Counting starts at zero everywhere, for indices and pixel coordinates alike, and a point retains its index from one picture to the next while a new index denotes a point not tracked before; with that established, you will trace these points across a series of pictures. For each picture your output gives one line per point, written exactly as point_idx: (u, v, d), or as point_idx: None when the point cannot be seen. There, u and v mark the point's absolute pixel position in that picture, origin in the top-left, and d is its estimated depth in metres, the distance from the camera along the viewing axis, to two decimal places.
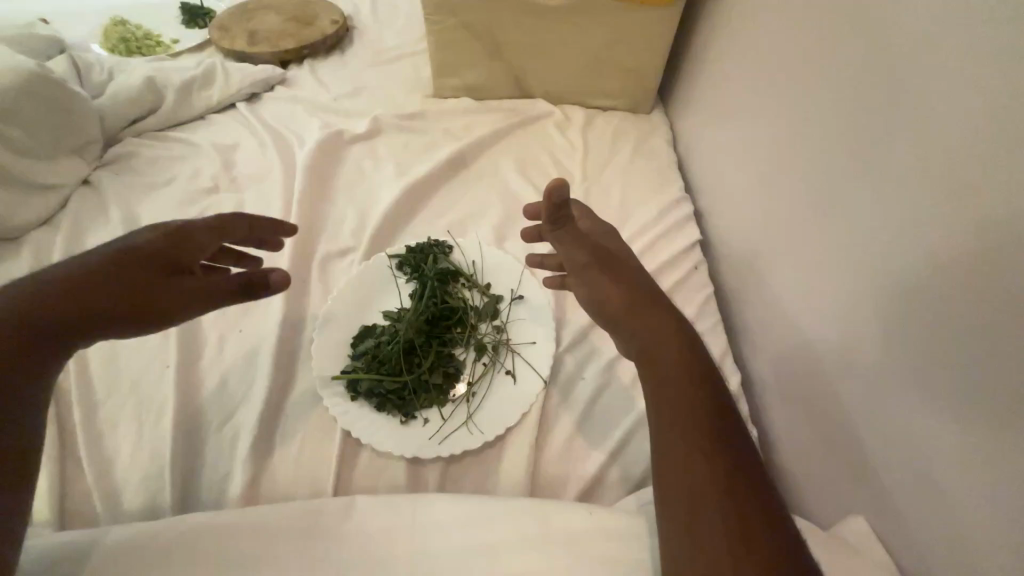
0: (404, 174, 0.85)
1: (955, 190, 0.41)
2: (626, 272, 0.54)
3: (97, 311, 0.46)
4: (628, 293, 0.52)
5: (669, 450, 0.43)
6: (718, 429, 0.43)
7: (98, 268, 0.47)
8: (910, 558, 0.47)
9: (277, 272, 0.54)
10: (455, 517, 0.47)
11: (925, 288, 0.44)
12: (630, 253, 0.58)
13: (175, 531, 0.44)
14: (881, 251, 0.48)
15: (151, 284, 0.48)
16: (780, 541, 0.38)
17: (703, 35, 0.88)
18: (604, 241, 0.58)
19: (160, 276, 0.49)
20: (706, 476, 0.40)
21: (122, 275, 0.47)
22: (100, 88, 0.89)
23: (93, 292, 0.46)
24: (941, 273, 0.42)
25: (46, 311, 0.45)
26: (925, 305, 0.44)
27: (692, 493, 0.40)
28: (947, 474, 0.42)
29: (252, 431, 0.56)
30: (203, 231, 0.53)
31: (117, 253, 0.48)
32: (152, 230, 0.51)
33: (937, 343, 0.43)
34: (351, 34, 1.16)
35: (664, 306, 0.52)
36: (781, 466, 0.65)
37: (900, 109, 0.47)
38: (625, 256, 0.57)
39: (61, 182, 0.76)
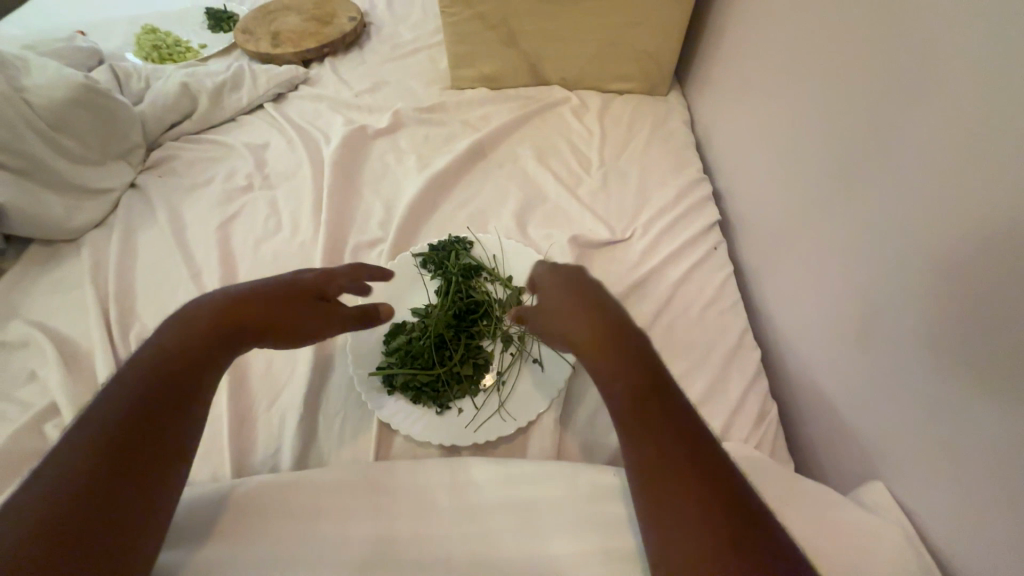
0: (427, 165, 0.87)
1: (970, 141, 0.41)
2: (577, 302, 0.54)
3: (246, 322, 0.53)
4: (582, 324, 0.51)
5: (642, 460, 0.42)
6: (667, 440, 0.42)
7: (266, 290, 0.56)
8: (937, 528, 0.44)
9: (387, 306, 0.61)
10: (491, 477, 0.49)
11: (951, 245, 0.42)
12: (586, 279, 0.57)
13: (235, 495, 0.47)
14: (908, 209, 0.47)
15: (290, 310, 0.55)
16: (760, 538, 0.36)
17: (718, 10, 0.87)
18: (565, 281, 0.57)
19: (303, 302, 0.56)
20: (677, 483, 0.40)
21: (279, 296, 0.55)
22: (139, 96, 0.93)
23: (250, 308, 0.54)
24: (970, 227, 0.41)
25: (211, 324, 0.52)
26: (950, 264, 0.42)
27: (670, 500, 0.40)
28: (967, 430, 0.41)
29: (299, 410, 0.59)
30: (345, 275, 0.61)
31: (282, 283, 0.57)
32: (311, 271, 0.61)
33: (962, 301, 0.41)
34: (368, 30, 1.18)
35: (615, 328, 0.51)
36: (798, 441, 0.63)
37: (921, 62, 0.45)
38: (580, 286, 0.56)
39: (111, 186, 0.81)
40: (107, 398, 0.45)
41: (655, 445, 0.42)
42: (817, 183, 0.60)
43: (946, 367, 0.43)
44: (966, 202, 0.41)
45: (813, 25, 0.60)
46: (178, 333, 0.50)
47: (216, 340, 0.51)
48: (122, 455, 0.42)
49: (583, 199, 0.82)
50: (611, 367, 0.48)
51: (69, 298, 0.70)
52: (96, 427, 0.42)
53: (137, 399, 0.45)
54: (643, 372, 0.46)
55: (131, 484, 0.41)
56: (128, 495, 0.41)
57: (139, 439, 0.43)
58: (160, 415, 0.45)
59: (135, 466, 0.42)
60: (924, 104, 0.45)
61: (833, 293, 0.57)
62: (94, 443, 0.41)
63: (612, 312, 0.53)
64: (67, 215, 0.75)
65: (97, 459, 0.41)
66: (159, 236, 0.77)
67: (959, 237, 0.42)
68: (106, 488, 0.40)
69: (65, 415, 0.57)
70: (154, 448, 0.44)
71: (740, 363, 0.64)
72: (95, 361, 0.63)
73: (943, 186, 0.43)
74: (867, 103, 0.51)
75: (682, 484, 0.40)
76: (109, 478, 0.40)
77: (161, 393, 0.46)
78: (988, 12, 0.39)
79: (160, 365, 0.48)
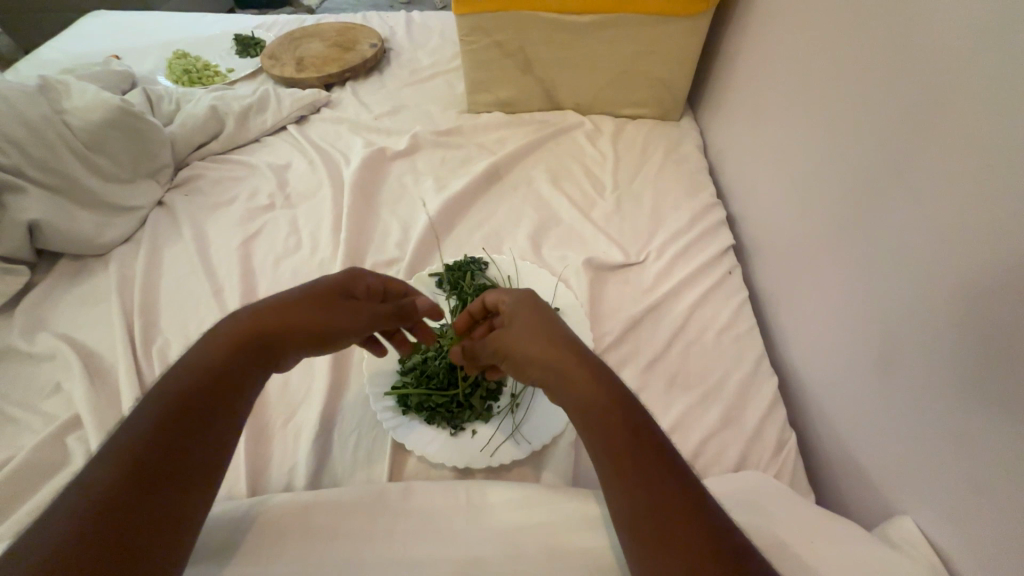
0: (444, 187, 0.89)
1: (979, 172, 0.42)
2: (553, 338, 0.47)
3: (285, 332, 0.51)
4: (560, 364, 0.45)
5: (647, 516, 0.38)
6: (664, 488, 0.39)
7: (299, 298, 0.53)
8: (966, 561, 0.43)
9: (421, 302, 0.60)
10: (509, 500, 0.49)
11: (984, 276, 0.41)
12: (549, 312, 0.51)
13: (255, 512, 0.47)
14: (934, 237, 0.46)
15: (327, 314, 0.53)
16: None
17: (731, 40, 0.89)
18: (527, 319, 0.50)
19: (339, 305, 0.54)
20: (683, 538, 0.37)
21: (314, 302, 0.53)
22: (170, 117, 0.97)
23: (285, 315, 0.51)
24: (1001, 256, 0.40)
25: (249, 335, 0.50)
26: (984, 294, 0.41)
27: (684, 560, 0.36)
28: (990, 458, 0.40)
29: (314, 428, 0.60)
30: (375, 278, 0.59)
31: (313, 290, 0.54)
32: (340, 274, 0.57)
33: (995, 332, 0.40)
34: (388, 56, 1.22)
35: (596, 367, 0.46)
36: (819, 470, 0.61)
37: (931, 97, 0.46)
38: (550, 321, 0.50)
39: (139, 203, 0.83)
40: (132, 418, 0.42)
41: (646, 500, 0.39)
42: (835, 208, 0.60)
43: (965, 392, 0.42)
44: (997, 231, 0.40)
45: (832, 55, 0.61)
46: (212, 346, 0.48)
47: (247, 360, 0.49)
48: (151, 473, 0.40)
49: (598, 222, 0.83)
50: (599, 410, 0.43)
51: (96, 312, 0.72)
52: (119, 448, 0.40)
53: (172, 414, 0.43)
54: (626, 416, 0.42)
55: (159, 511, 0.39)
56: (153, 523, 0.38)
57: (169, 456, 0.41)
58: (192, 432, 0.43)
59: (163, 489, 0.40)
60: (950, 130, 0.44)
61: (852, 316, 0.57)
62: (119, 465, 0.39)
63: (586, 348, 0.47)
64: (97, 231, 0.77)
65: (122, 483, 0.38)
66: (183, 252, 0.79)
67: (990, 267, 0.41)
68: (129, 516, 0.37)
69: (87, 428, 0.58)
70: (180, 471, 0.41)
71: (756, 390, 0.63)
72: (118, 374, 0.64)
73: (974, 213, 0.42)
74: (886, 131, 0.52)
75: (670, 536, 0.37)
76: (135, 503, 0.38)
77: (198, 407, 0.44)
78: (1014, 41, 0.39)
79: (191, 384, 0.45)
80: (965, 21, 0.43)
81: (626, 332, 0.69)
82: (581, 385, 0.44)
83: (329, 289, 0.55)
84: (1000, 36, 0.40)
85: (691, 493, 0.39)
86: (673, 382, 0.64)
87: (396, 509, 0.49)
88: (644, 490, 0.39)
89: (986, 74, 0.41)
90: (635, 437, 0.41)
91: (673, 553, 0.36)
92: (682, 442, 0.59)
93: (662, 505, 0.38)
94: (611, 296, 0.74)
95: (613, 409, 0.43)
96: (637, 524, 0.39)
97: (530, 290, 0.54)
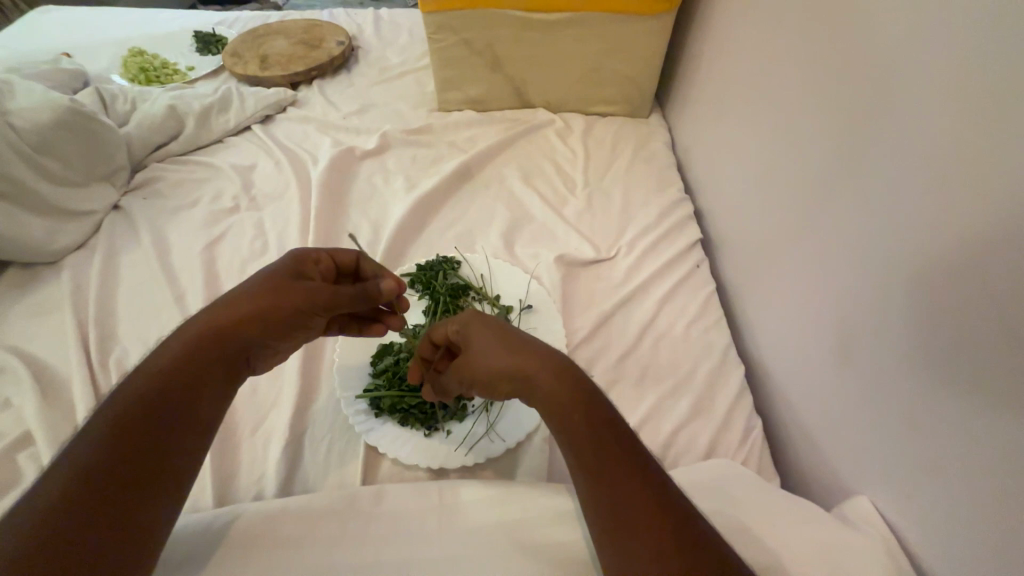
0: (414, 186, 0.88)
1: (920, 167, 0.44)
2: (516, 356, 0.46)
3: (239, 323, 0.48)
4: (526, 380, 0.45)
5: (613, 509, 0.39)
6: (628, 481, 0.40)
7: (248, 288, 0.50)
8: (917, 536, 0.45)
9: (387, 280, 0.57)
10: (483, 498, 0.49)
11: (931, 268, 0.43)
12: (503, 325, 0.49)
13: (221, 524, 0.46)
14: (886, 228, 0.48)
15: (280, 297, 0.50)
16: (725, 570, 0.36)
17: (695, 38, 0.91)
18: (482, 342, 0.48)
19: (291, 288, 0.51)
20: (646, 531, 0.38)
21: (265, 288, 0.50)
22: (125, 117, 0.93)
23: (236, 305, 0.49)
24: (947, 249, 0.41)
25: (206, 333, 0.47)
26: (929, 283, 0.43)
27: (646, 550, 0.37)
28: (936, 437, 0.43)
29: (284, 434, 0.58)
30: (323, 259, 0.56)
31: (264, 276, 0.52)
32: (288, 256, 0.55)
33: (939, 319, 0.42)
34: (356, 53, 1.20)
35: (561, 369, 0.45)
36: (785, 454, 0.64)
37: (879, 96, 0.48)
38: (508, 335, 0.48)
39: (93, 208, 0.80)
40: (84, 431, 0.41)
41: (610, 494, 0.40)
42: (797, 202, 0.62)
43: (915, 376, 0.45)
44: (942, 225, 0.42)
45: (791, 54, 0.62)
46: (171, 348, 0.46)
47: (207, 361, 0.46)
48: (107, 486, 0.38)
49: (569, 219, 0.84)
50: (564, 409, 0.43)
51: (47, 323, 0.68)
52: (71, 463, 0.39)
53: (131, 422, 0.41)
54: (590, 414, 0.43)
55: (111, 528, 0.37)
56: (107, 539, 0.37)
57: (127, 468, 0.40)
58: (152, 440, 0.41)
59: (118, 502, 0.38)
60: (899, 127, 0.46)
61: (813, 306, 0.59)
62: (69, 481, 0.38)
63: (550, 350, 0.47)
64: (47, 238, 0.74)
65: (71, 498, 0.37)
66: (142, 258, 0.76)
67: (937, 259, 0.42)
68: (78, 535, 0.36)
69: (40, 444, 0.56)
70: (136, 482, 0.40)
71: (725, 379, 0.65)
72: (72, 387, 0.61)
73: (921, 210, 0.44)
74: (841, 128, 0.54)
75: (634, 527, 0.38)
76: (85, 518, 0.37)
77: (157, 414, 0.43)
78: (953, 42, 0.41)
79: (146, 392, 0.43)
80: (910, 20, 0.45)
81: (598, 328, 0.70)
82: (543, 390, 0.44)
83: (280, 274, 0.52)
84: (941, 35, 0.42)
85: (656, 485, 0.40)
86: (645, 374, 0.65)
87: (368, 514, 0.48)
88: (611, 488, 0.40)
89: (930, 71, 0.43)
90: (600, 433, 0.42)
91: (636, 543, 0.38)
92: (654, 433, 0.60)
93: (628, 503, 0.39)
94: (583, 293, 0.74)
95: (580, 408, 0.43)
96: (602, 521, 0.39)
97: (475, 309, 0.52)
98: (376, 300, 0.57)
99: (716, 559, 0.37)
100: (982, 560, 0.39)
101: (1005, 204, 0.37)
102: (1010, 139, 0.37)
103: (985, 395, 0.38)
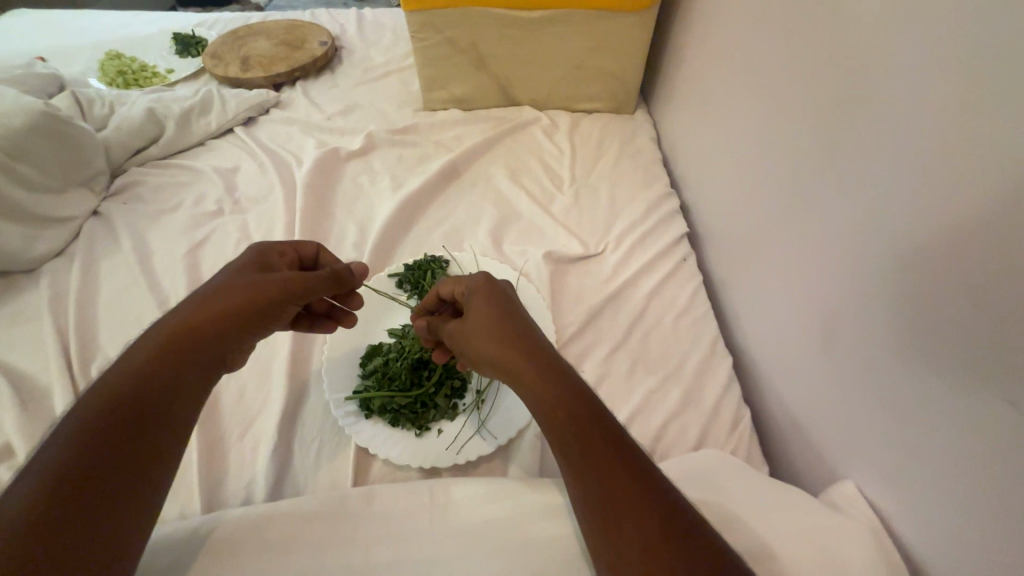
0: (401, 186, 0.87)
1: (900, 158, 0.45)
2: (508, 325, 0.48)
3: (215, 317, 0.49)
4: (506, 348, 0.46)
5: (599, 494, 0.40)
6: (613, 466, 0.40)
7: (219, 283, 0.52)
8: (901, 517, 0.46)
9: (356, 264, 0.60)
10: (475, 495, 0.49)
11: (913, 251, 0.44)
12: (511, 300, 0.51)
13: (209, 530, 0.45)
14: (867, 219, 0.48)
15: (253, 287, 0.52)
16: (710, 552, 0.37)
17: (678, 35, 0.92)
18: (486, 304, 0.50)
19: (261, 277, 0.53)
20: (632, 515, 0.38)
21: (235, 282, 0.52)
22: (103, 121, 0.91)
23: (211, 297, 0.50)
24: (930, 232, 0.42)
25: (188, 330, 0.47)
26: (911, 269, 0.44)
27: (631, 532, 0.38)
28: (920, 420, 0.43)
29: (273, 439, 0.58)
30: (284, 254, 0.59)
31: (230, 272, 0.54)
32: (246, 253, 0.57)
33: (921, 304, 0.43)
34: (340, 54, 1.19)
35: (545, 353, 0.46)
36: (775, 444, 0.64)
37: (858, 90, 0.49)
38: (510, 308, 0.50)
39: (71, 214, 0.78)
40: (57, 433, 0.40)
41: (597, 479, 0.40)
42: (782, 195, 0.62)
43: (899, 361, 0.45)
44: (924, 209, 0.42)
45: (773, 48, 0.63)
46: (145, 347, 0.45)
47: (185, 355, 0.46)
48: (81, 490, 0.37)
49: (557, 216, 0.84)
50: (547, 394, 0.43)
51: (26, 332, 0.67)
52: (46, 466, 0.38)
53: (108, 424, 0.40)
54: (574, 402, 0.43)
55: (90, 526, 0.37)
56: (85, 540, 0.36)
57: (104, 469, 0.39)
58: (129, 441, 0.41)
59: (99, 504, 0.38)
60: (879, 119, 0.47)
61: (800, 296, 0.59)
62: (44, 482, 0.37)
63: (534, 334, 0.48)
64: (25, 245, 0.72)
65: (46, 501, 0.36)
66: (123, 264, 0.75)
67: (920, 243, 0.43)
68: (57, 532, 0.35)
69: (22, 456, 0.54)
70: (114, 484, 0.39)
71: (714, 371, 0.66)
72: (53, 396, 0.60)
73: (901, 197, 0.45)
74: (823, 121, 0.54)
75: (620, 510, 0.39)
76: (60, 522, 0.36)
77: (132, 415, 0.42)
78: (930, 35, 0.41)
79: (122, 390, 0.42)
80: (888, 15, 0.46)
81: (587, 323, 0.70)
82: (529, 374, 0.45)
83: (248, 270, 0.54)
84: (915, 30, 0.43)
85: (643, 472, 0.41)
86: (634, 368, 0.66)
87: (359, 515, 0.48)
88: (597, 474, 0.40)
89: (908, 59, 0.44)
90: (585, 421, 0.42)
91: (624, 527, 0.38)
92: (644, 427, 0.60)
93: (615, 488, 0.39)
94: (572, 288, 0.75)
95: (564, 393, 0.43)
96: (590, 506, 0.40)
97: (487, 274, 0.55)
98: (349, 285, 0.59)
99: (700, 541, 0.37)
100: (967, 538, 0.40)
101: (984, 191, 0.38)
102: (988, 128, 0.37)
103: (966, 377, 0.39)
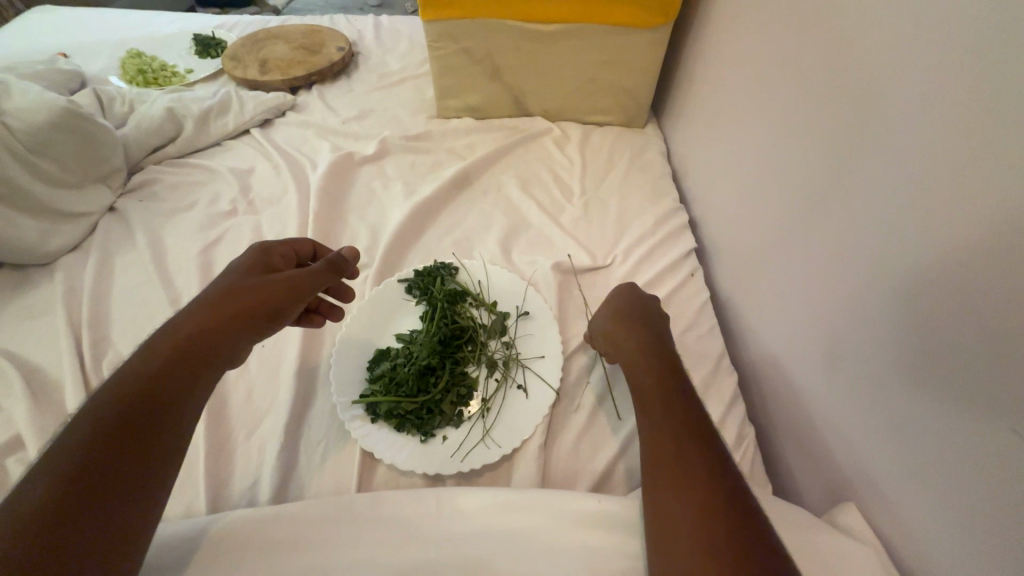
0: (413, 192, 0.88)
1: (910, 185, 0.45)
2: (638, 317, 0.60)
3: (227, 316, 0.51)
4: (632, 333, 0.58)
5: (673, 459, 0.44)
6: (688, 441, 0.45)
7: (224, 283, 0.54)
8: (906, 543, 0.46)
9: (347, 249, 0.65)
10: (480, 506, 0.48)
11: (920, 278, 0.44)
12: (648, 301, 0.64)
13: (213, 529, 0.46)
14: (876, 242, 0.49)
15: (260, 286, 0.54)
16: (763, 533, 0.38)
17: (691, 51, 0.93)
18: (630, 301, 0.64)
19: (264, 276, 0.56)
20: (699, 484, 0.41)
21: (242, 282, 0.54)
22: (123, 119, 0.93)
23: (222, 297, 0.52)
24: (939, 259, 0.42)
25: (200, 329, 0.49)
26: (917, 296, 0.44)
27: (692, 494, 0.41)
28: (924, 446, 0.43)
29: (279, 440, 0.58)
30: (281, 252, 0.60)
31: (232, 272, 0.55)
32: (246, 253, 0.58)
33: (926, 331, 0.43)
34: (356, 59, 1.21)
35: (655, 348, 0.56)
36: (780, 464, 0.64)
37: (870, 114, 0.50)
38: (647, 307, 0.63)
39: (88, 209, 0.79)
40: (70, 428, 0.40)
41: (669, 446, 0.45)
42: (791, 214, 0.63)
43: (904, 387, 0.45)
44: (934, 237, 0.43)
45: (785, 68, 0.64)
46: (162, 344, 0.47)
47: (200, 354, 0.48)
48: (94, 484, 0.38)
49: (566, 226, 0.84)
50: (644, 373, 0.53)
51: (40, 324, 0.68)
52: (58, 459, 0.38)
53: (120, 419, 0.41)
54: (667, 386, 0.51)
55: (101, 519, 0.37)
56: (97, 532, 0.36)
57: (116, 463, 0.39)
58: (145, 435, 0.42)
59: (110, 497, 0.38)
60: (891, 144, 0.47)
61: (807, 317, 0.59)
62: (57, 475, 0.37)
63: (650, 329, 0.59)
64: (42, 239, 0.73)
65: (58, 494, 0.36)
66: (138, 260, 0.76)
67: (926, 270, 0.43)
68: (69, 523, 0.36)
69: (31, 446, 0.55)
70: (124, 478, 0.39)
71: (718, 387, 0.66)
72: (64, 390, 0.61)
73: (909, 224, 0.45)
74: (834, 143, 0.55)
75: (686, 477, 0.42)
76: (74, 515, 0.36)
77: (143, 411, 0.42)
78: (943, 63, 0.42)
79: (138, 386, 0.43)
80: (902, 41, 0.46)
81: None
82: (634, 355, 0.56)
83: (252, 269, 0.56)
84: (928, 58, 0.43)
85: (713, 455, 0.44)
86: None
87: (364, 517, 0.48)
88: (677, 468, 0.43)
89: (920, 86, 0.44)
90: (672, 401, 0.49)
91: (689, 494, 0.41)
92: None
93: (688, 483, 0.42)
94: (579, 299, 0.75)
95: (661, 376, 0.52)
96: (658, 474, 0.44)
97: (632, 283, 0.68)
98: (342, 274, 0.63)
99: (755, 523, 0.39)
100: (974, 569, 0.40)
101: (994, 222, 0.38)
102: (993, 159, 0.38)
103: (971, 405, 0.39)
